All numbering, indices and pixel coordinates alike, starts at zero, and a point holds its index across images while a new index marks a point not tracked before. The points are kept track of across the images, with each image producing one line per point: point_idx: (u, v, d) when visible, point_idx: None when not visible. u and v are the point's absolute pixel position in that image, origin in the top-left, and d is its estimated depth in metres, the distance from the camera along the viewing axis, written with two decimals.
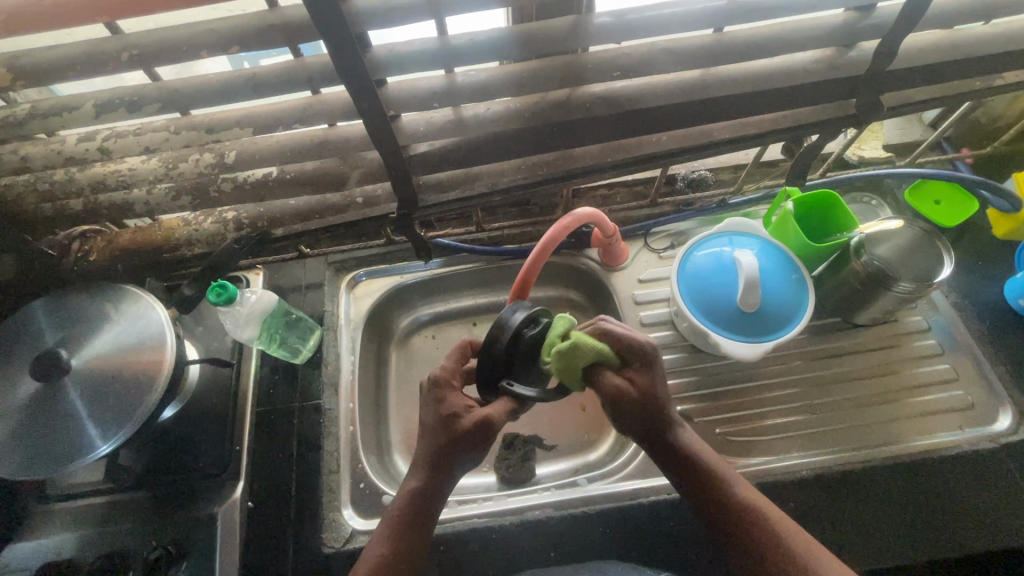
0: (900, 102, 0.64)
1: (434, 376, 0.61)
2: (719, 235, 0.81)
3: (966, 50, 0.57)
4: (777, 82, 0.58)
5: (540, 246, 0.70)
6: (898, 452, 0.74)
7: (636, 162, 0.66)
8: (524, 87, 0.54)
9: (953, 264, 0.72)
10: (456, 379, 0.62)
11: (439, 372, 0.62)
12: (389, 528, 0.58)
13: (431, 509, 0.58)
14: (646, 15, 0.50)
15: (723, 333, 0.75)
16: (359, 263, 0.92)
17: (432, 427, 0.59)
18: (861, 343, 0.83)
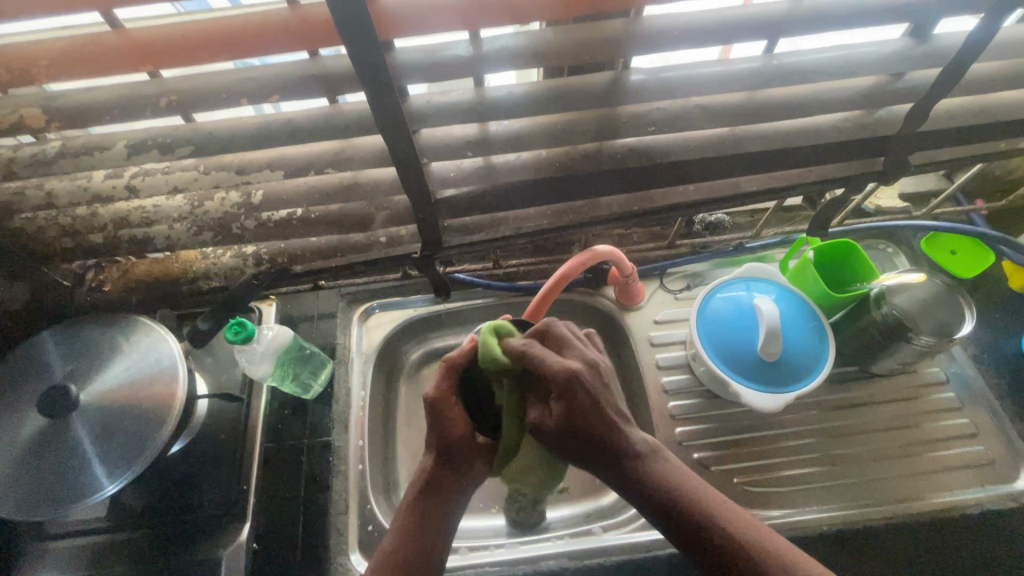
0: (924, 162, 0.64)
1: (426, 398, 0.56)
2: (736, 279, 0.81)
3: (993, 114, 0.58)
4: (805, 139, 0.59)
5: (553, 281, 0.71)
6: (921, 508, 0.73)
7: (660, 211, 0.66)
8: (558, 138, 0.54)
9: (973, 322, 0.73)
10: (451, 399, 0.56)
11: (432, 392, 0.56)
12: (403, 525, 0.56)
13: (443, 499, 0.56)
14: (682, 75, 0.50)
15: (744, 382, 0.73)
16: (372, 296, 0.91)
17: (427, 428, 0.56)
18: (879, 393, 0.82)
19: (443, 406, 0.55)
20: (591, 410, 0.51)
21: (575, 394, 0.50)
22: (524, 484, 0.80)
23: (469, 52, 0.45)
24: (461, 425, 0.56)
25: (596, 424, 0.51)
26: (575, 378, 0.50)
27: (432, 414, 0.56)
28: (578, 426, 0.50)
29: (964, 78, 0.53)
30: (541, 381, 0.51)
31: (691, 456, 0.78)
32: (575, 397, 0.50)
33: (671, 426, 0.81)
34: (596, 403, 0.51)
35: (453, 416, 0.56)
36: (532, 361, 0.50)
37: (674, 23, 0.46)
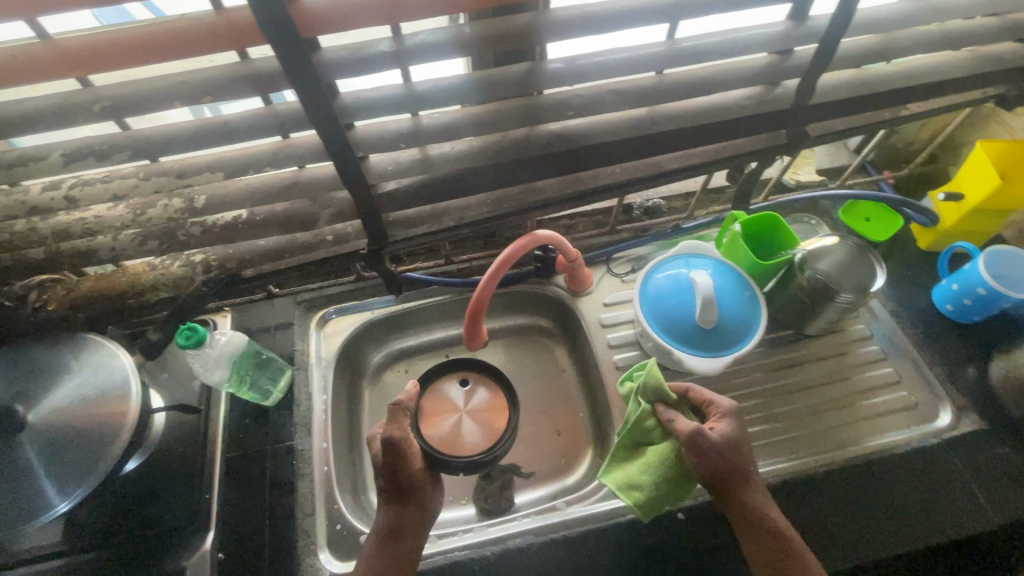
0: (822, 132, 0.70)
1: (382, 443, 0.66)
2: (675, 257, 0.86)
3: (872, 86, 0.65)
4: (714, 117, 0.64)
5: (497, 264, 0.71)
6: (855, 453, 0.78)
7: (592, 193, 0.70)
8: (486, 126, 0.58)
9: (884, 276, 0.80)
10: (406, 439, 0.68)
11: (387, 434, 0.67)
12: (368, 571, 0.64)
13: (403, 544, 0.66)
14: (593, 61, 0.55)
15: (685, 349, 0.78)
16: (328, 302, 0.93)
17: (380, 468, 0.67)
18: (813, 353, 0.88)
19: (398, 449, 0.66)
20: (739, 458, 0.66)
21: (739, 452, 0.66)
22: (491, 474, 0.88)
23: (391, 47, 0.49)
24: (416, 464, 0.69)
25: (739, 472, 0.66)
26: (742, 436, 0.67)
27: (392, 456, 0.66)
28: (729, 470, 0.65)
29: (841, 53, 0.59)
30: (716, 453, 0.65)
31: None
32: (738, 457, 0.66)
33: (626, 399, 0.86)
34: (745, 451, 0.67)
35: (409, 455, 0.68)
36: (697, 430, 0.65)
37: (579, 13, 0.50)
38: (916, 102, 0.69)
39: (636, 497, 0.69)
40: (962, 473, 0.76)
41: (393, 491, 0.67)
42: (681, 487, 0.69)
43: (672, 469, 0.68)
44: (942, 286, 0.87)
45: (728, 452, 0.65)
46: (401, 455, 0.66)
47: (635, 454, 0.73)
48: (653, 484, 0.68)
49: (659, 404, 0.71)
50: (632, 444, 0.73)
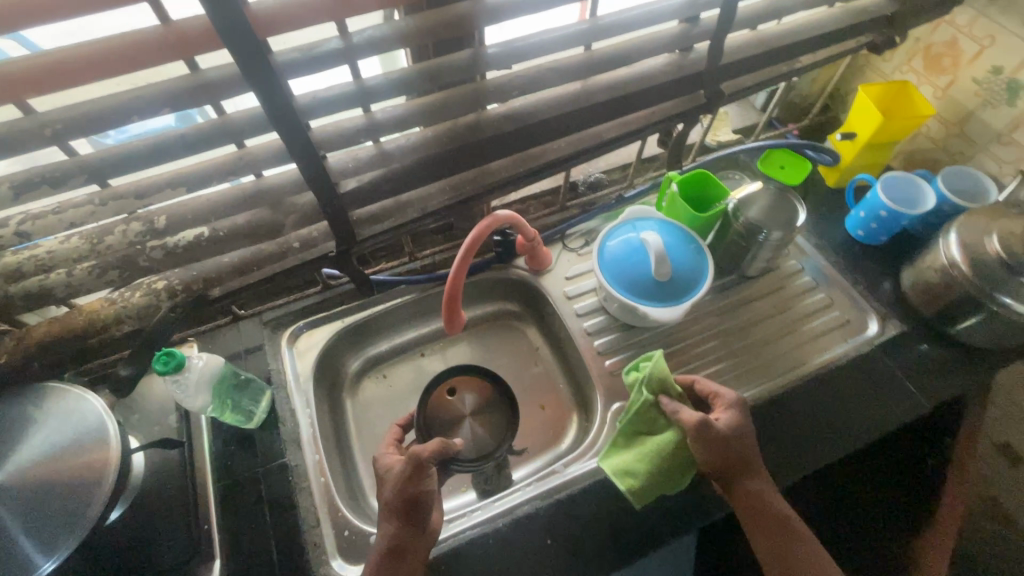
0: (736, 89, 0.78)
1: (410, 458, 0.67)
2: (624, 223, 0.92)
3: (767, 44, 0.74)
4: (641, 84, 0.71)
5: (466, 248, 0.72)
6: (807, 370, 0.88)
7: (542, 168, 0.74)
8: (437, 114, 0.62)
9: (805, 211, 0.89)
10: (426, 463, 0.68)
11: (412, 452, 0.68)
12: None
13: (407, 560, 0.65)
14: (528, 42, 0.60)
15: (647, 303, 0.84)
16: (296, 317, 0.92)
17: (395, 484, 0.67)
18: (756, 292, 0.98)
19: (420, 466, 0.67)
20: (741, 446, 0.70)
21: (741, 439, 0.71)
22: None
23: (340, 44, 0.51)
24: (431, 484, 0.68)
25: (741, 458, 0.70)
26: (744, 424, 0.71)
27: (412, 469, 0.67)
28: (733, 461, 0.70)
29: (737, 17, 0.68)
30: (720, 442, 0.69)
31: (623, 381, 0.90)
32: (740, 444, 0.70)
33: (600, 361, 0.92)
34: (747, 439, 0.71)
35: (427, 476, 0.68)
36: (703, 420, 0.69)
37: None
38: (806, 54, 0.79)
39: (632, 483, 0.73)
40: (894, 371, 0.87)
41: (404, 509, 0.66)
42: (672, 478, 0.73)
43: (667, 460, 0.72)
44: (853, 215, 0.98)
45: (732, 444, 0.70)
46: (425, 474, 0.67)
47: (635, 441, 0.76)
48: (646, 473, 0.73)
49: (662, 395, 0.74)
50: (632, 431, 0.76)
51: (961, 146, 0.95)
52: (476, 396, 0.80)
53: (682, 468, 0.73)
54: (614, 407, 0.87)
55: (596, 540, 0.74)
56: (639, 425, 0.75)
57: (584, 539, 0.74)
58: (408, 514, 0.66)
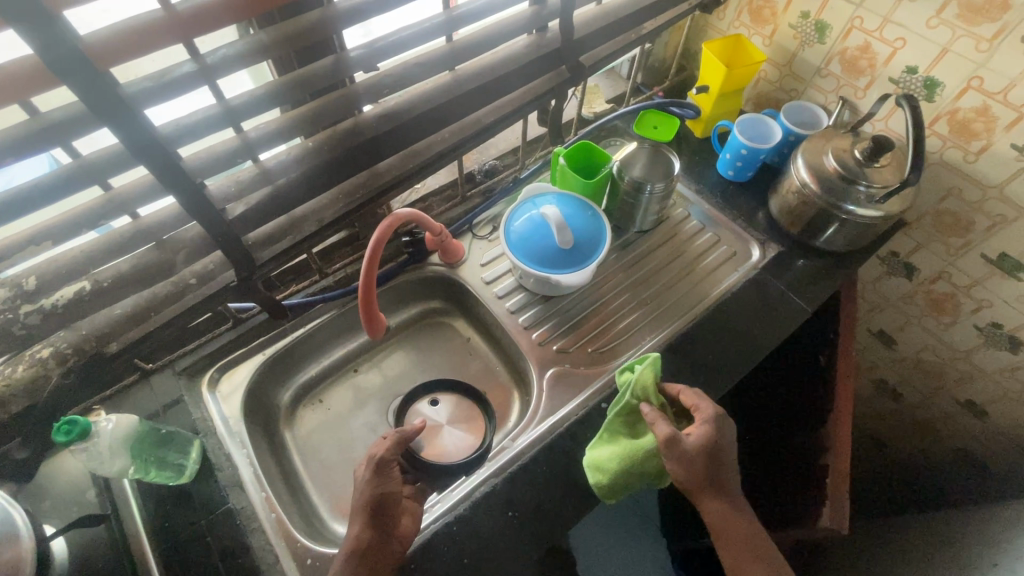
0: (595, 60, 0.84)
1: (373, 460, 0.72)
2: (524, 202, 0.96)
3: (611, 16, 0.81)
4: (507, 66, 0.75)
5: (370, 251, 0.72)
6: (708, 302, 0.98)
7: (430, 162, 0.76)
8: (313, 123, 0.62)
9: (678, 162, 0.99)
10: (389, 463, 0.73)
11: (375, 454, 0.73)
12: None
13: (372, 558, 0.66)
14: (389, 41, 0.62)
15: (558, 272, 0.89)
16: (212, 360, 0.88)
17: (365, 487, 0.70)
18: (654, 242, 1.07)
19: (383, 464, 0.72)
20: (715, 464, 0.72)
21: (715, 456, 0.71)
22: None
23: (194, 66, 0.51)
24: (395, 483, 0.72)
25: (714, 474, 0.72)
26: (720, 442, 0.72)
27: (376, 469, 0.72)
28: (703, 478, 0.71)
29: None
30: (693, 457, 0.70)
31: (552, 349, 0.94)
32: (715, 462, 0.71)
33: (527, 336, 0.96)
34: (722, 454, 0.72)
35: (391, 474, 0.72)
36: (676, 436, 0.70)
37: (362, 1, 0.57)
38: (649, 20, 0.87)
39: (599, 477, 0.75)
40: (778, 288, 0.98)
41: (370, 508, 0.68)
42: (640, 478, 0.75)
43: (640, 462, 0.73)
44: (722, 158, 1.09)
45: (704, 462, 0.70)
46: (388, 472, 0.72)
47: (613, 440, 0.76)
48: (615, 471, 0.73)
49: (644, 402, 0.75)
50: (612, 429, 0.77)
51: (794, 84, 1.08)
52: (453, 404, 0.94)
53: (648, 473, 0.75)
54: (548, 375, 0.91)
55: (556, 499, 0.78)
56: (618, 422, 0.76)
57: (544, 501, 0.77)
58: (373, 512, 0.68)
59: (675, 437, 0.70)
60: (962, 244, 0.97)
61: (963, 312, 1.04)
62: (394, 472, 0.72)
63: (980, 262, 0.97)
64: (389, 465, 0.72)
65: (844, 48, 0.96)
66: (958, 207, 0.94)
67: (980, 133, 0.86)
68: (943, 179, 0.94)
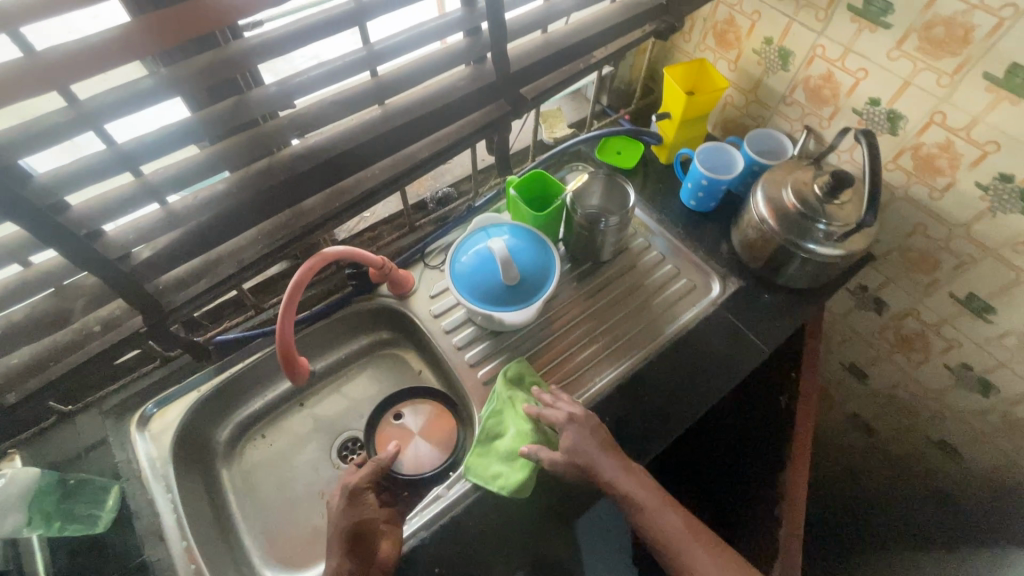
0: (538, 92, 0.80)
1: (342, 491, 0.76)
2: (476, 230, 0.93)
3: (553, 48, 0.77)
4: (439, 102, 0.71)
5: (290, 292, 0.67)
6: (663, 339, 0.94)
7: (359, 200, 0.73)
8: (219, 167, 0.60)
9: (634, 195, 0.95)
10: (360, 493, 0.76)
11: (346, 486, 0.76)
12: None
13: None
14: (298, 81, 0.59)
15: (501, 309, 0.86)
16: (143, 398, 0.85)
17: (338, 517, 0.73)
18: (613, 274, 1.03)
19: (354, 493, 0.76)
20: (585, 453, 0.74)
21: (577, 448, 0.75)
22: None
23: (70, 115, 0.47)
24: (370, 510, 0.75)
25: (588, 464, 0.74)
26: (571, 429, 0.76)
27: (346, 500, 0.75)
28: (581, 469, 0.74)
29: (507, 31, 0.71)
30: (556, 456, 0.75)
31: None
32: (583, 454, 0.75)
33: (473, 373, 0.92)
34: (586, 445, 0.75)
35: (364, 501, 0.75)
36: (530, 441, 0.77)
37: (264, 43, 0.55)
38: (597, 49, 0.83)
39: (524, 462, 0.77)
40: (738, 325, 0.94)
41: (346, 538, 0.70)
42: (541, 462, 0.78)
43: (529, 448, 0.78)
44: (685, 187, 1.05)
45: (575, 458, 0.74)
46: (360, 502, 0.75)
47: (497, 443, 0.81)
48: (511, 465, 0.78)
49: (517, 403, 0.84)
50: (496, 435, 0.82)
51: (759, 111, 1.05)
52: (424, 415, 0.92)
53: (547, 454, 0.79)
54: None
55: (488, 553, 0.74)
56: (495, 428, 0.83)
57: (475, 556, 0.74)
58: (351, 541, 0.70)
59: (527, 438, 0.78)
60: (930, 282, 0.93)
61: (933, 350, 1.00)
62: (368, 500, 0.76)
63: (948, 301, 0.93)
64: (361, 493, 0.76)
65: (807, 76, 0.92)
66: (924, 244, 0.91)
67: (945, 169, 0.82)
68: (908, 214, 0.90)
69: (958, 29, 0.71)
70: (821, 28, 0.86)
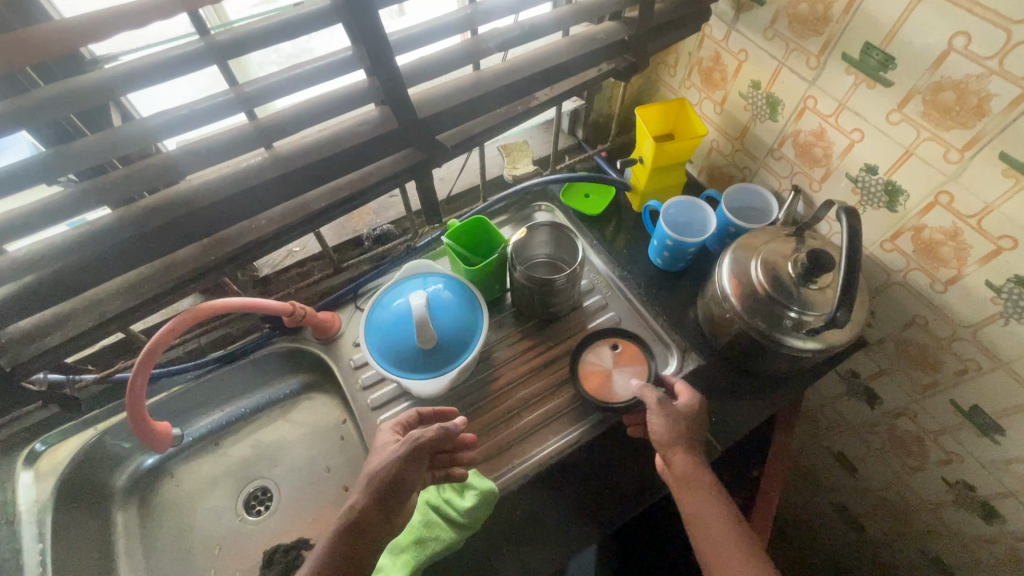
0: (461, 138, 0.71)
1: (417, 440, 0.66)
2: (413, 276, 0.85)
3: (478, 88, 0.67)
4: (332, 148, 0.62)
5: (142, 359, 0.66)
6: (605, 420, 0.81)
7: (239, 253, 0.64)
8: (53, 218, 0.53)
9: (582, 252, 0.83)
10: (421, 453, 0.66)
11: (424, 438, 0.66)
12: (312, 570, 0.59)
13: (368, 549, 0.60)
14: (164, 118, 0.52)
15: (410, 375, 0.77)
16: (32, 433, 0.81)
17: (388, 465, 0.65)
18: (564, 334, 0.90)
19: (420, 448, 0.65)
20: (691, 424, 0.70)
21: (688, 417, 0.70)
22: (272, 559, 0.81)
23: None
24: (414, 470, 0.65)
25: (683, 436, 0.68)
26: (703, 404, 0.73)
27: (412, 453, 0.65)
28: (681, 433, 0.68)
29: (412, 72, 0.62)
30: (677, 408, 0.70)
31: None
32: (688, 426, 0.70)
33: None
34: (694, 419, 0.71)
35: (420, 463, 0.66)
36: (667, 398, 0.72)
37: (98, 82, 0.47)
38: (538, 90, 0.72)
39: (409, 559, 0.67)
40: None
41: (385, 490, 0.63)
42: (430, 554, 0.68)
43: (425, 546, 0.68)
44: (652, 244, 0.92)
45: (673, 423, 0.69)
46: (419, 460, 0.66)
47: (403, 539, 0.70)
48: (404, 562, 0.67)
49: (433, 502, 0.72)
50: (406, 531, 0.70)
51: (746, 162, 0.91)
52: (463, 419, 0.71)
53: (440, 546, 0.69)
54: None
55: None
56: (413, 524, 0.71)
57: None
58: (388, 497, 0.63)
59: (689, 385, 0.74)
60: (928, 383, 0.78)
61: (931, 459, 0.85)
62: (421, 461, 0.66)
63: (949, 409, 0.77)
64: (423, 454, 0.66)
65: (797, 130, 0.78)
66: (924, 341, 0.75)
67: (948, 259, 0.67)
68: (905, 304, 0.75)
69: (970, 96, 0.57)
70: (813, 77, 0.72)
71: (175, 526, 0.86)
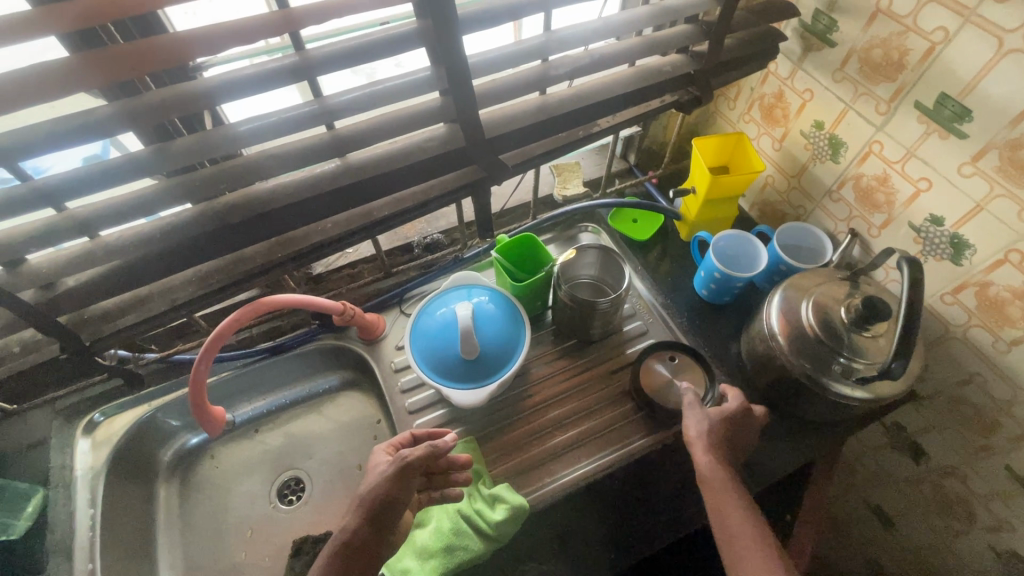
0: (521, 159, 0.73)
1: (405, 460, 0.66)
2: (458, 286, 0.87)
3: (544, 113, 0.69)
4: (401, 160, 0.65)
5: (210, 340, 0.69)
6: (636, 447, 0.81)
7: (304, 253, 0.68)
8: (146, 209, 0.57)
9: (627, 278, 0.83)
10: (410, 472, 0.66)
11: (411, 457, 0.66)
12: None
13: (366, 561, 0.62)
14: (253, 125, 0.55)
15: (450, 384, 0.79)
16: (94, 404, 0.86)
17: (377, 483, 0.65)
18: (601, 357, 0.90)
19: (408, 469, 0.66)
20: (730, 428, 0.71)
21: (728, 422, 0.71)
22: (300, 550, 0.81)
23: None
24: (405, 489, 0.66)
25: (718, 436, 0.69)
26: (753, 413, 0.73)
27: (398, 473, 0.65)
28: (714, 434, 0.69)
29: (484, 94, 0.65)
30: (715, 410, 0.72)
31: None
32: (726, 429, 0.70)
33: None
34: (735, 426, 0.71)
35: (411, 482, 0.66)
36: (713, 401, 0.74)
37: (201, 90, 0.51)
38: (600, 118, 0.74)
39: (436, 565, 0.69)
40: None
41: (377, 507, 0.64)
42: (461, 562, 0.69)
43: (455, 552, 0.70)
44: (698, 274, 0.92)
45: (704, 424, 0.70)
46: (409, 479, 0.66)
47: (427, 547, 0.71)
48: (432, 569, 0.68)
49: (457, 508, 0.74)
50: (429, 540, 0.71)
51: (801, 200, 0.90)
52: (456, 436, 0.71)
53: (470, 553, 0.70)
54: None
55: None
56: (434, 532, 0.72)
57: None
58: (379, 516, 0.64)
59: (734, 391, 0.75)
60: (982, 445, 0.75)
61: (978, 523, 0.81)
62: (411, 480, 0.66)
63: (1003, 473, 0.74)
64: (411, 475, 0.66)
65: (859, 174, 0.77)
66: (981, 400, 0.72)
67: (1016, 319, 0.64)
68: (963, 360, 0.72)
69: None
70: (882, 122, 0.71)
71: (212, 506, 0.89)
